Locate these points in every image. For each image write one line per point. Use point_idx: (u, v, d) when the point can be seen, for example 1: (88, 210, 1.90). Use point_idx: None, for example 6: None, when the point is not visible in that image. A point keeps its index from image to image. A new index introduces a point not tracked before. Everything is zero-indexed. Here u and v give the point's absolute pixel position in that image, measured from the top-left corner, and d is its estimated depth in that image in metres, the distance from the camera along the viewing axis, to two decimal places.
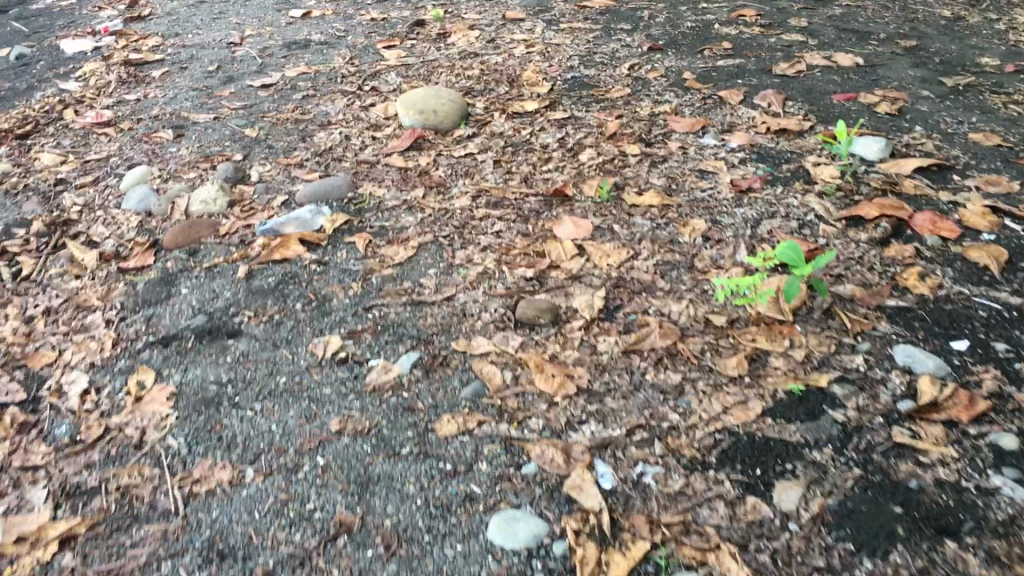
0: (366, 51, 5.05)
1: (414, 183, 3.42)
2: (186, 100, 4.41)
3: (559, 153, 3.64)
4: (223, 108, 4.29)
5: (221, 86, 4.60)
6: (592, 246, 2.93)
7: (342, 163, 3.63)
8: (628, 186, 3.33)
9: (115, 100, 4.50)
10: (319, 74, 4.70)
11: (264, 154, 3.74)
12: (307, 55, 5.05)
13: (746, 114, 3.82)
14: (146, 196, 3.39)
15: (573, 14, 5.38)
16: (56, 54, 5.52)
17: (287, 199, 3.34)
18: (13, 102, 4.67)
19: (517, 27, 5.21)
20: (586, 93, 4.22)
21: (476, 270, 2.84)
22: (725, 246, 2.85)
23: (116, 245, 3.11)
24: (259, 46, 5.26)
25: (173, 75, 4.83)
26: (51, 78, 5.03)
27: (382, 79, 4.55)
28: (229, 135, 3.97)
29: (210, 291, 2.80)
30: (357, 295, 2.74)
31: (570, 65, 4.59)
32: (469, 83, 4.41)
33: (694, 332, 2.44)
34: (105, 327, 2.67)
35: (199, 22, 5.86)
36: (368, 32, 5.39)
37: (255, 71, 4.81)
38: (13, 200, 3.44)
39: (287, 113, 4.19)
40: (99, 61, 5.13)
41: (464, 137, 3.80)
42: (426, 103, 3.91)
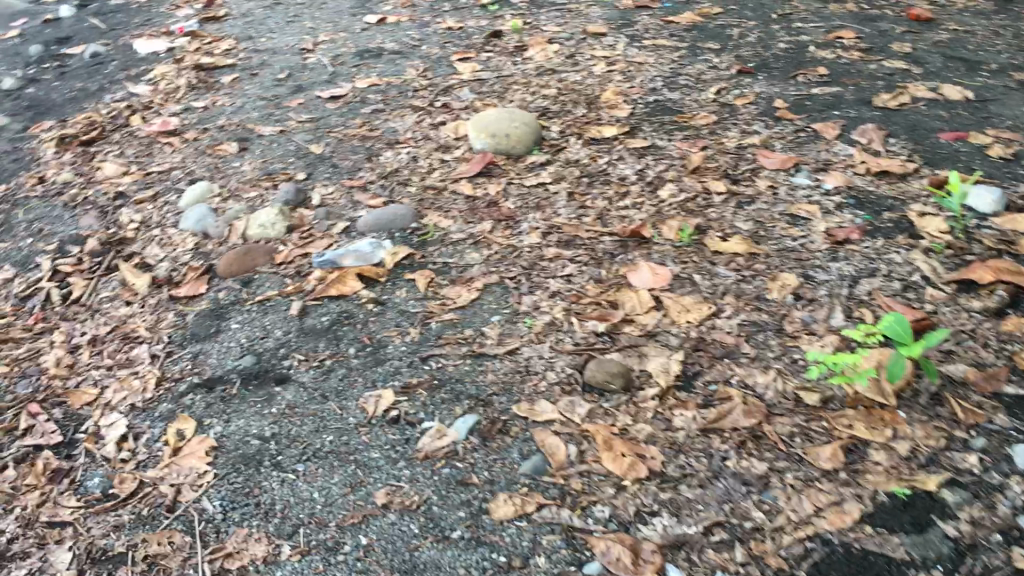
0: (440, 63, 4.88)
1: (482, 215, 3.23)
2: (254, 110, 4.31)
3: (637, 187, 3.41)
4: (290, 121, 4.17)
5: (290, 96, 4.48)
6: (670, 300, 2.69)
7: (407, 188, 3.46)
8: (710, 230, 3.08)
9: (183, 108, 4.43)
10: (391, 86, 4.54)
11: (328, 174, 3.60)
12: (379, 64, 4.90)
13: (843, 151, 3.54)
14: (204, 216, 3.26)
15: (657, 30, 5.13)
16: (130, 53, 5.49)
17: (348, 226, 3.19)
18: (84, 105, 4.65)
19: (598, 42, 4.98)
20: (668, 119, 3.98)
21: (544, 319, 2.63)
22: (818, 307, 2.59)
23: (170, 269, 3.00)
24: (332, 53, 5.13)
25: (243, 82, 4.74)
26: (122, 80, 5.00)
27: (454, 95, 4.38)
28: (294, 151, 3.84)
29: (261, 329, 2.65)
30: (414, 343, 2.55)
31: (652, 86, 4.35)
32: (545, 103, 4.21)
33: (782, 412, 2.20)
34: (149, 363, 2.54)
35: (274, 25, 5.77)
36: (443, 42, 5.23)
37: (326, 80, 4.69)
38: (72, 214, 3.40)
39: (355, 129, 4.05)
40: (171, 64, 5.09)
41: (536, 164, 3.59)
42: (499, 125, 3.72)
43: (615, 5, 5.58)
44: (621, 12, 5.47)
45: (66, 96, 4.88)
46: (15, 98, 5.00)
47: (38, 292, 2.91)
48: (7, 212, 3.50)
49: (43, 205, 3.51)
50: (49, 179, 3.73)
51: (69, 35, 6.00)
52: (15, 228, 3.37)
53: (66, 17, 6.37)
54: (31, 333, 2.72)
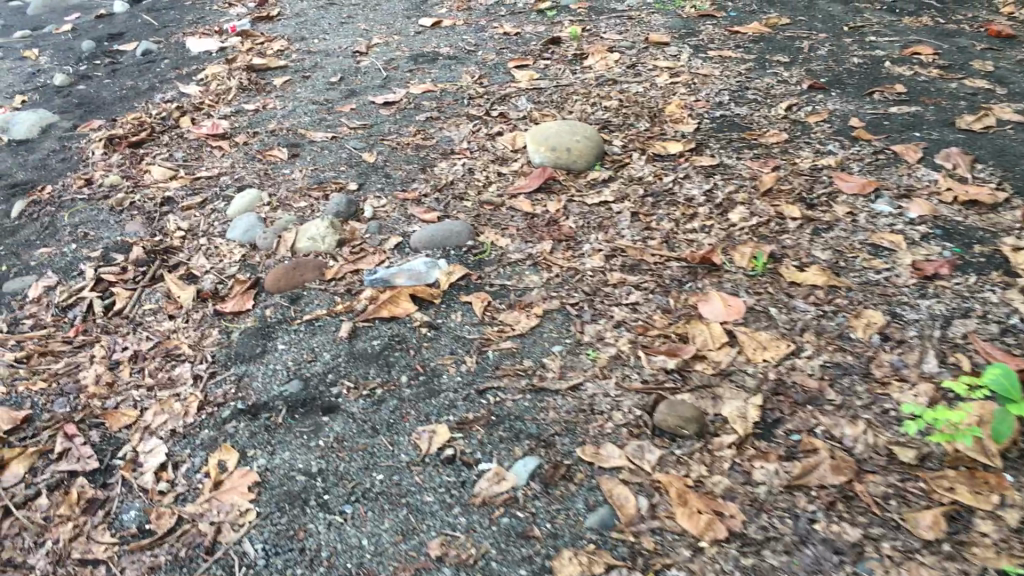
0: (497, 70, 4.74)
1: (541, 234, 3.07)
2: (305, 115, 4.20)
3: (706, 208, 3.22)
4: (342, 127, 4.05)
5: (342, 100, 4.37)
6: (745, 334, 2.50)
7: (463, 202, 3.32)
8: (786, 258, 2.89)
9: (233, 110, 4.33)
10: (446, 92, 4.41)
11: (380, 185, 3.46)
12: (434, 69, 4.77)
13: (927, 176, 3.33)
14: (252, 225, 3.15)
15: (723, 41, 4.94)
16: (181, 52, 5.42)
17: (401, 242, 3.05)
18: (133, 105, 4.57)
19: (661, 53, 4.80)
20: (736, 136, 3.79)
21: (608, 352, 2.45)
22: (908, 350, 2.39)
23: (215, 282, 2.88)
24: (386, 57, 5.01)
25: (294, 85, 4.63)
26: (173, 79, 4.92)
27: (512, 104, 4.23)
28: (346, 158, 3.72)
29: (308, 351, 2.51)
30: (470, 373, 2.39)
31: (719, 100, 4.16)
32: (607, 115, 4.04)
33: (874, 470, 2.01)
34: (192, 384, 2.41)
35: (327, 25, 5.67)
36: (500, 48, 5.08)
37: (379, 85, 4.56)
38: (117, 219, 3.31)
39: (408, 138, 3.91)
40: (222, 64, 5.00)
41: (598, 180, 3.43)
42: (559, 139, 3.54)
43: (678, 13, 5.39)
44: (684, 20, 5.28)
45: (116, 95, 4.81)
46: (65, 95, 4.94)
47: (80, 302, 2.80)
48: (52, 215, 3.42)
49: (88, 209, 3.42)
50: (95, 181, 3.64)
51: (121, 32, 5.95)
52: (60, 232, 3.28)
53: (118, 13, 6.32)
54: (71, 346, 2.62)
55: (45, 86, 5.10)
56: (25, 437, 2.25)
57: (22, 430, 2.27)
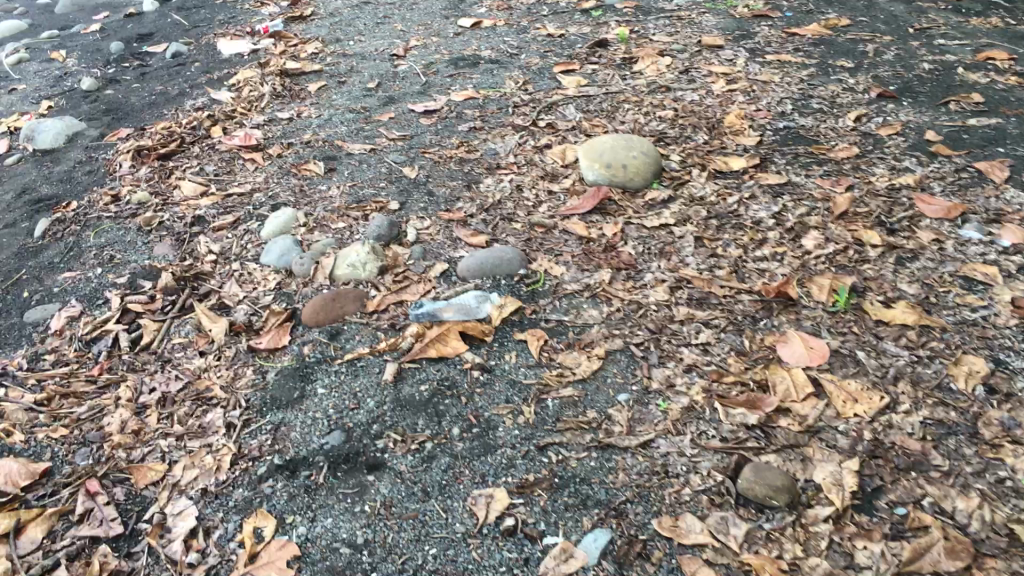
0: (542, 76, 4.52)
1: (598, 262, 2.84)
2: (342, 125, 4.02)
3: (776, 232, 2.98)
4: (381, 138, 3.85)
5: (381, 109, 4.18)
6: (832, 382, 2.25)
7: (512, 224, 3.10)
8: (869, 291, 2.64)
9: (267, 119, 4.15)
10: (489, 101, 4.20)
11: (423, 204, 3.26)
12: (476, 75, 4.57)
13: (1017, 199, 3.06)
14: (288, 249, 2.96)
15: (779, 44, 4.68)
16: (212, 54, 5.24)
17: (448, 269, 2.85)
18: (163, 112, 4.40)
19: (715, 57, 4.56)
20: (802, 151, 3.54)
21: (680, 402, 2.22)
22: (1018, 406, 2.14)
23: (249, 313, 2.69)
24: (425, 61, 4.81)
25: (330, 92, 4.44)
26: (204, 84, 4.74)
27: (559, 114, 4.02)
28: (386, 173, 3.52)
29: (350, 397, 2.30)
30: (529, 424, 2.17)
31: (780, 110, 3.91)
32: (662, 127, 3.81)
33: (994, 553, 1.76)
34: (224, 434, 2.20)
35: (362, 26, 5.47)
36: (544, 51, 4.86)
37: (418, 92, 4.37)
38: (145, 240, 3.12)
39: (451, 150, 3.72)
40: (255, 68, 4.82)
41: (656, 200, 3.20)
42: (615, 154, 3.31)
43: (730, 13, 5.14)
44: (737, 22, 5.03)
45: (145, 101, 4.64)
46: (93, 100, 4.77)
47: (105, 336, 2.61)
48: (77, 235, 3.24)
49: (115, 228, 3.24)
50: (123, 198, 3.46)
51: (150, 32, 5.78)
52: (84, 254, 3.10)
53: (148, 12, 6.16)
54: (94, 386, 2.42)
55: (73, 91, 4.94)
56: (44, 494, 2.06)
57: (40, 486, 2.08)
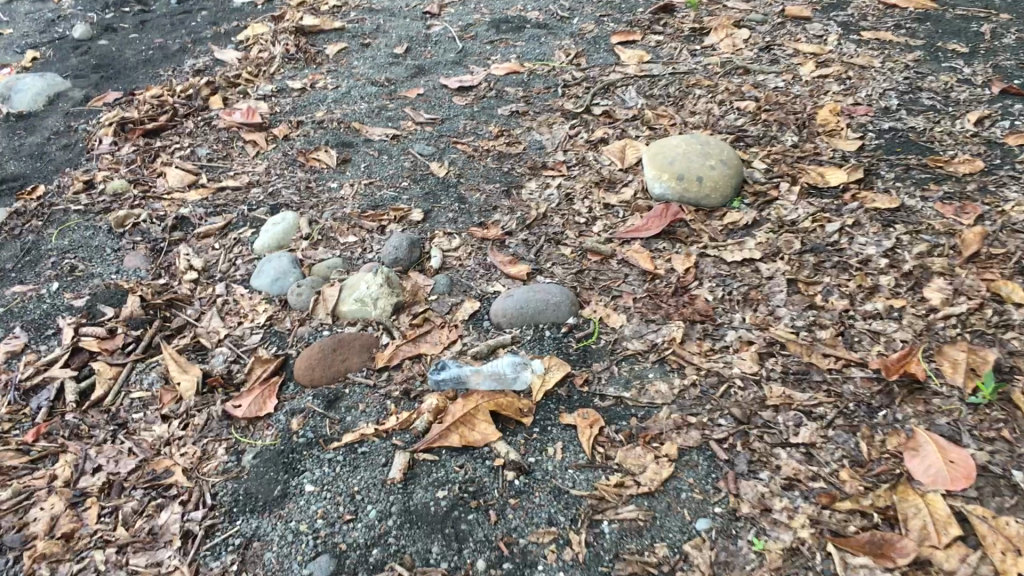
0: (597, 46, 3.92)
1: (666, 310, 2.28)
2: (361, 101, 3.46)
3: (889, 278, 2.38)
4: (406, 121, 3.29)
5: (409, 81, 3.63)
6: (985, 521, 1.66)
7: (560, 250, 2.55)
8: (1018, 373, 2.02)
9: (276, 88, 3.59)
10: (533, 78, 3.63)
11: (453, 216, 2.72)
12: (520, 43, 3.98)
13: None
14: (285, 270, 2.43)
15: (876, 17, 4.01)
16: (223, 0, 4.67)
17: (479, 311, 2.30)
18: (159, 73, 3.84)
19: (801, 31, 3.91)
20: (914, 162, 2.92)
21: (781, 539, 1.66)
22: None
23: (230, 361, 2.17)
24: (462, 22, 4.24)
25: (351, 58, 3.87)
26: (209, 39, 4.17)
27: (617, 99, 3.44)
28: (409, 169, 2.98)
29: (346, 501, 1.77)
30: (577, 563, 1.63)
31: (883, 105, 3.28)
32: (740, 122, 3.21)
33: None
34: (178, 549, 1.69)
35: None
36: (599, 15, 4.24)
37: (453, 63, 3.80)
38: (115, 248, 2.59)
39: (489, 142, 3.15)
40: (269, 23, 4.25)
41: (736, 225, 2.62)
42: (689, 163, 2.72)
43: None
44: None
45: (141, 56, 4.08)
46: (85, 50, 4.21)
47: (48, 385, 2.09)
48: (38, 232, 2.72)
49: (83, 226, 2.71)
50: (97, 185, 2.93)
51: None
52: (41, 261, 2.58)
53: None
54: (26, 459, 1.91)
55: (64, 38, 4.38)
56: None
57: None
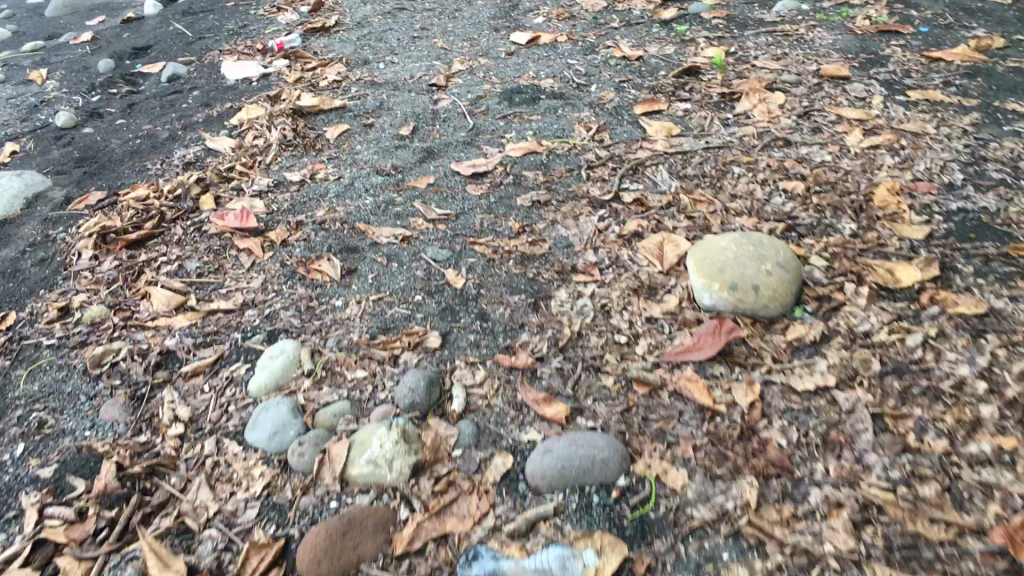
0: (620, 118, 3.61)
1: (734, 461, 1.93)
2: (366, 193, 3.15)
3: (991, 408, 2.03)
4: (416, 219, 2.98)
5: (417, 167, 3.33)
6: None
7: (601, 380, 2.21)
8: None
9: (272, 182, 3.29)
10: (553, 159, 3.32)
11: (474, 339, 2.39)
12: (536, 116, 3.69)
13: None
14: (285, 420, 2.09)
15: (922, 74, 3.70)
16: (215, 79, 4.41)
17: (512, 469, 1.96)
18: (146, 166, 3.55)
19: (841, 92, 3.61)
20: (993, 252, 2.56)
21: None
22: None
23: (221, 548, 1.82)
24: (471, 94, 3.95)
25: (354, 141, 3.57)
26: (200, 124, 3.89)
27: (648, 182, 3.11)
28: (423, 279, 2.66)
29: None
30: None
31: (947, 180, 2.94)
32: (789, 207, 2.88)
33: None
34: None
35: (394, 42, 4.66)
36: (618, 80, 3.97)
37: (464, 144, 3.50)
38: (90, 396, 2.27)
39: (509, 240, 2.83)
40: (266, 103, 3.97)
41: (801, 342, 2.28)
42: (741, 269, 2.38)
43: (848, 27, 4.27)
44: (859, 42, 4.09)
45: (127, 145, 3.79)
46: (67, 140, 3.93)
47: None
48: (4, 374, 2.40)
49: (55, 367, 2.40)
50: (72, 312, 2.61)
51: (147, 45, 5.04)
52: (6, 414, 2.25)
53: (149, 18, 5.51)
54: None
55: (46, 126, 4.10)
56: None
57: None
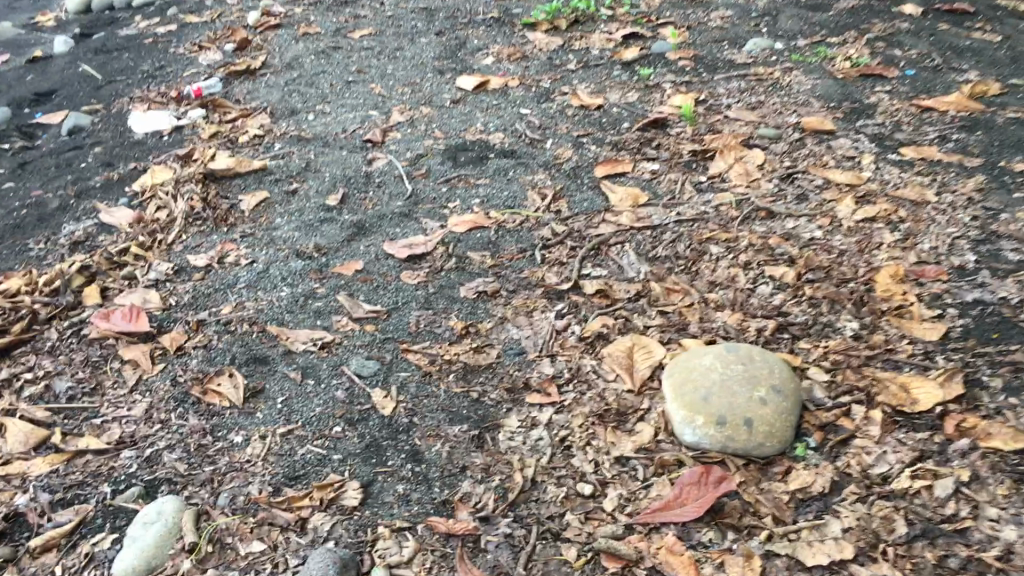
0: (578, 183, 3.19)
1: None
2: (283, 282, 2.69)
3: None
4: (340, 317, 2.51)
5: (345, 246, 2.87)
6: None
7: (561, 554, 1.76)
8: None
9: (173, 268, 2.80)
10: (502, 236, 2.89)
11: (404, 490, 1.92)
12: (482, 181, 3.25)
13: None
14: None
15: (915, 126, 3.34)
16: (122, 131, 3.92)
17: None
18: (28, 246, 3.05)
19: (827, 149, 3.22)
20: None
21: None
22: None
23: None
24: (410, 152, 3.50)
25: (273, 213, 3.10)
26: (98, 191, 3.39)
27: (613, 265, 2.68)
28: (343, 401, 2.19)
29: None
30: None
31: (957, 262, 2.52)
32: (778, 298, 2.45)
33: None
34: None
35: (327, 87, 4.20)
36: (576, 134, 3.55)
37: (401, 216, 3.04)
38: None
39: (449, 345, 2.38)
40: (176, 164, 3.48)
41: (807, 493, 1.83)
42: (730, 397, 1.93)
43: (828, 71, 3.90)
44: (842, 88, 3.72)
45: (11, 218, 3.28)
46: None
47: None
48: None
49: None
50: None
51: (52, 88, 4.53)
52: None
53: (58, 56, 5.00)
54: None
55: None
56: None
57: None
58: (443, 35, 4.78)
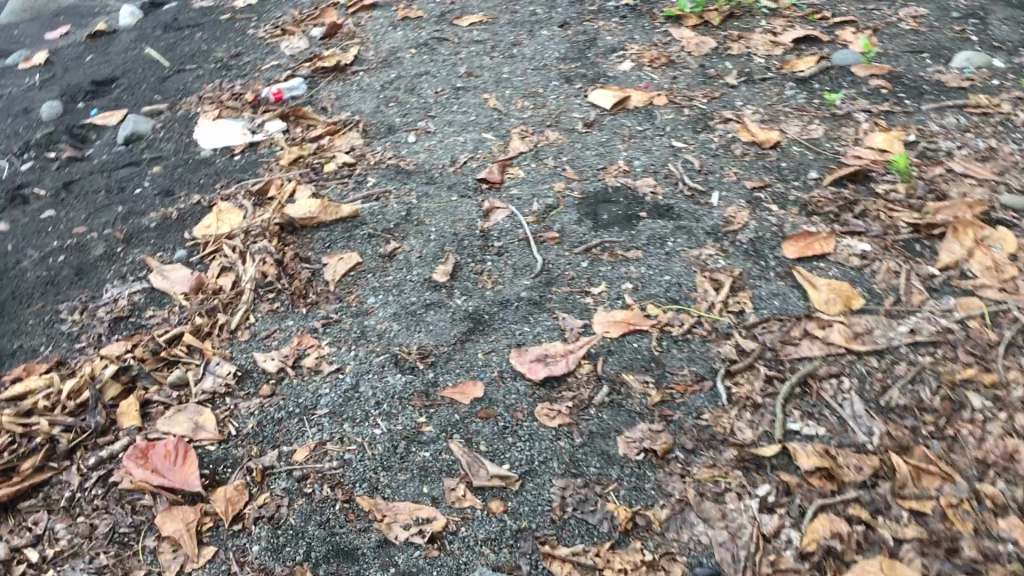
0: (763, 265, 2.41)
1: None
2: (378, 408, 2.00)
3: None
4: (452, 483, 1.82)
5: (460, 349, 2.17)
6: None
7: None
8: None
9: (234, 371, 2.13)
10: (668, 349, 2.14)
11: None
12: (634, 251, 2.50)
13: None
14: None
15: None
16: (186, 145, 3.25)
17: None
18: (60, 317, 2.44)
19: None
20: None
21: None
22: None
23: None
24: (537, 200, 2.76)
25: (364, 288, 2.40)
26: (152, 232, 2.74)
27: (830, 418, 1.93)
28: None
29: None
30: None
31: None
32: None
33: None
34: None
35: (431, 95, 3.47)
36: (750, 185, 2.76)
37: (529, 305, 2.32)
38: None
39: (609, 552, 1.68)
40: (248, 203, 2.81)
41: None
42: None
43: None
44: None
45: (45, 268, 2.67)
46: None
47: None
48: None
49: None
50: None
51: (112, 76, 3.89)
52: None
53: (123, 31, 4.36)
54: None
55: None
56: None
57: None
58: (568, 26, 3.97)
